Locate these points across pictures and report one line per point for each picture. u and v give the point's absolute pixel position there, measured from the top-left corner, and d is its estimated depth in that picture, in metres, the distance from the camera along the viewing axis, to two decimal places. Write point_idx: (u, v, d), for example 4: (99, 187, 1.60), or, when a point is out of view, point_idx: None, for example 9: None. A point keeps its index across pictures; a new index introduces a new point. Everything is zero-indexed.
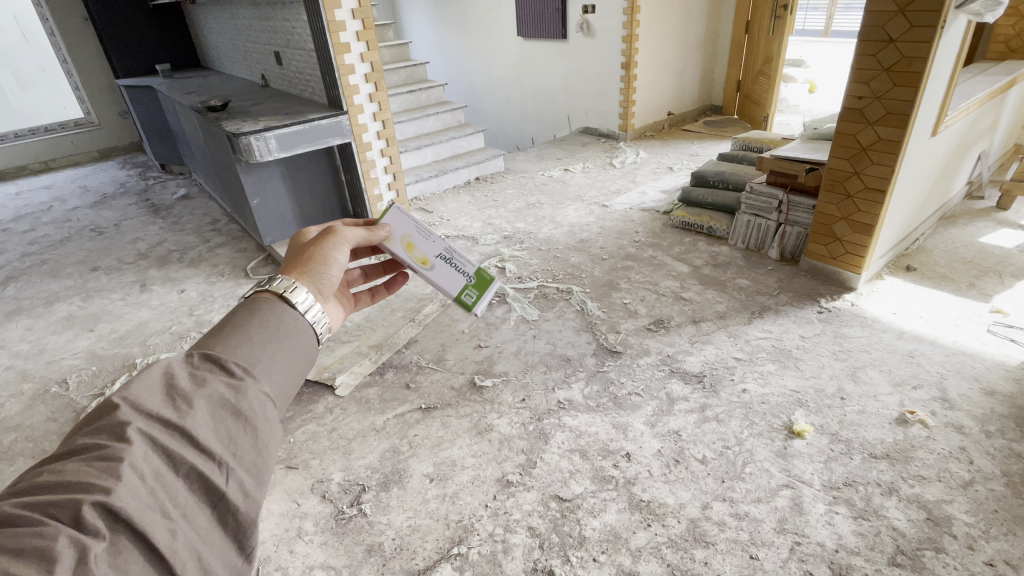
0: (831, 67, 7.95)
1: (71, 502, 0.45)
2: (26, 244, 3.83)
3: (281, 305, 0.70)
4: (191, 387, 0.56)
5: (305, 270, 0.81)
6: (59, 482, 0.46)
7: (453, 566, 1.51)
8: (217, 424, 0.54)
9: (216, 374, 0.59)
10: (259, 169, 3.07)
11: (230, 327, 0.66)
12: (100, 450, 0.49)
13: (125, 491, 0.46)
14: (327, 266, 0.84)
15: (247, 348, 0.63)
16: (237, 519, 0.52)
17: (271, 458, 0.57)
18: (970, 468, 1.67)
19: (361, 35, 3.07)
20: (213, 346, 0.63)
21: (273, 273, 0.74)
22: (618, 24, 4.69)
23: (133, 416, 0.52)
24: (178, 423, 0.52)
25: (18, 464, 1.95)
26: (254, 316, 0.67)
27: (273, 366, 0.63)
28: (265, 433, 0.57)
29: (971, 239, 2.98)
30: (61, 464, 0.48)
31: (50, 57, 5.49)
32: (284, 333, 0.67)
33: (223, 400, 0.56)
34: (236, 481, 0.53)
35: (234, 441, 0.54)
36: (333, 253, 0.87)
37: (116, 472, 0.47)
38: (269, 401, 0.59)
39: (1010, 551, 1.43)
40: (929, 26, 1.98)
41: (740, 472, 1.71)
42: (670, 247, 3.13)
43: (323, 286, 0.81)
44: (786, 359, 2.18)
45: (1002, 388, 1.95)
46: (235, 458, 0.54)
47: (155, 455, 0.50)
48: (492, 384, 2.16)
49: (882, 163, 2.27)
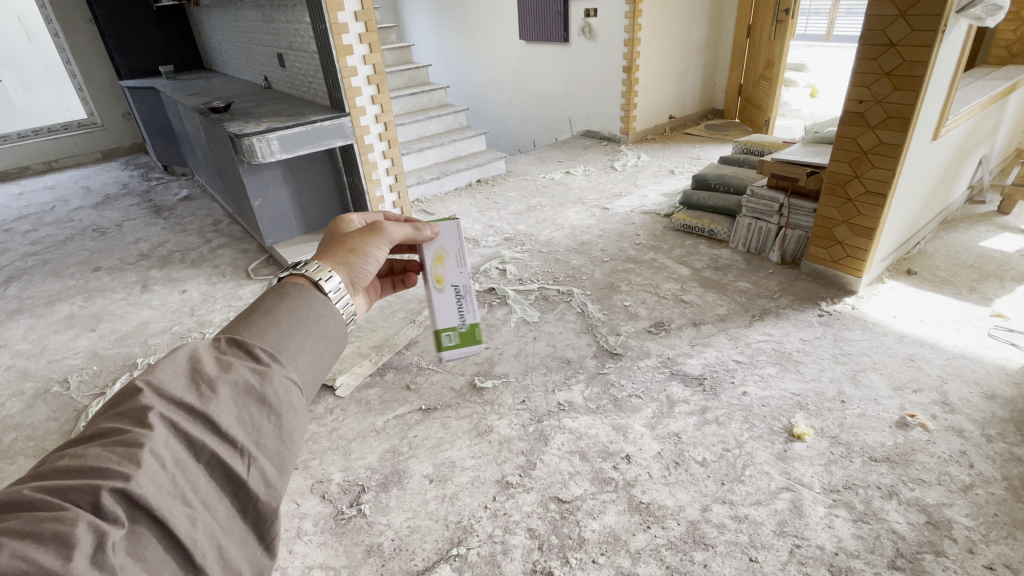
0: (832, 72, 7.96)
1: (90, 488, 0.45)
2: (28, 244, 3.84)
3: (309, 292, 0.71)
4: (215, 372, 0.56)
5: (344, 261, 0.83)
6: (80, 466, 0.46)
7: (452, 566, 1.51)
8: (241, 411, 0.54)
9: (242, 360, 0.59)
10: (262, 170, 3.09)
11: (257, 313, 0.66)
12: (121, 435, 0.49)
13: (146, 478, 0.46)
14: (365, 261, 0.86)
15: (274, 335, 0.63)
16: (257, 508, 0.52)
17: (294, 446, 0.57)
18: (970, 472, 1.66)
19: (364, 37, 3.08)
20: (240, 331, 0.63)
21: (310, 259, 0.76)
22: (619, 28, 4.70)
23: (155, 401, 0.52)
24: (201, 409, 0.53)
25: (18, 463, 1.95)
26: (280, 303, 0.68)
27: (300, 353, 0.63)
28: (289, 421, 0.57)
29: (972, 243, 2.98)
30: (81, 449, 0.48)
31: (55, 58, 5.53)
32: (312, 320, 0.67)
33: (248, 386, 0.56)
34: (257, 469, 0.53)
35: (257, 430, 0.55)
36: (373, 250, 0.89)
37: (137, 458, 0.47)
38: (294, 388, 0.59)
39: (1010, 555, 1.43)
40: (928, 30, 1.99)
41: (740, 475, 1.71)
42: (671, 250, 3.13)
43: (356, 279, 0.84)
44: (786, 362, 2.18)
45: (1003, 391, 1.95)
46: (258, 447, 0.54)
47: (176, 442, 0.50)
48: (493, 385, 2.16)
49: (883, 167, 2.27)
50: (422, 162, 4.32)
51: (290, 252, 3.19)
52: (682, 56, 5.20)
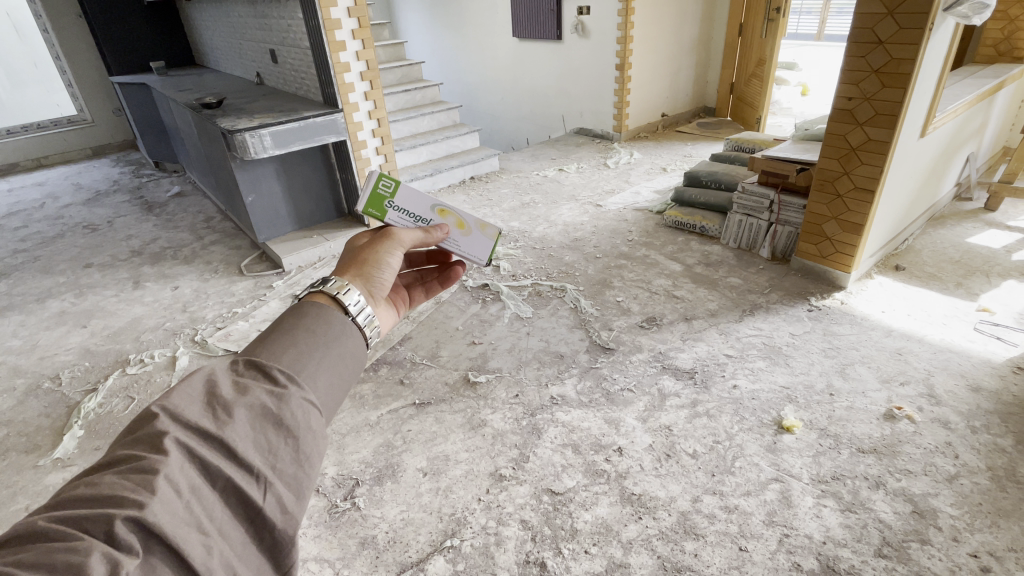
0: (823, 70, 8.06)
1: (105, 517, 0.45)
2: (18, 240, 3.81)
3: (329, 311, 0.72)
4: (232, 396, 0.57)
5: (360, 274, 0.84)
6: (95, 495, 0.47)
7: (446, 558, 1.52)
8: (257, 435, 0.55)
9: (260, 383, 0.60)
10: (255, 167, 3.07)
11: (276, 334, 0.67)
12: (136, 462, 0.50)
13: (159, 505, 0.47)
14: (380, 270, 0.87)
15: (292, 355, 0.64)
16: (273, 536, 0.53)
17: (311, 471, 0.57)
18: (956, 462, 1.69)
19: (357, 33, 3.06)
20: (258, 353, 0.64)
21: (327, 275, 0.77)
22: (612, 25, 4.72)
23: (171, 426, 0.53)
24: (217, 434, 0.54)
25: (8, 459, 1.94)
26: (300, 323, 0.69)
27: (318, 373, 0.65)
28: (307, 444, 0.58)
29: (959, 239, 3.03)
30: (97, 477, 0.49)
31: (43, 53, 5.48)
32: (330, 339, 0.69)
33: (265, 409, 0.57)
34: (274, 495, 0.54)
35: (274, 454, 0.55)
36: (387, 259, 0.90)
37: (151, 486, 0.48)
38: (311, 409, 0.61)
39: (994, 543, 1.46)
40: (916, 28, 2.01)
41: (729, 466, 1.73)
42: (663, 246, 3.16)
43: (375, 291, 0.84)
44: (776, 355, 2.21)
45: (988, 384, 1.99)
46: (274, 472, 0.55)
47: (191, 468, 0.51)
48: (486, 380, 2.18)
49: (872, 165, 2.30)
50: (415, 158, 4.31)
51: (284, 248, 3.18)
52: (675, 54, 5.22)
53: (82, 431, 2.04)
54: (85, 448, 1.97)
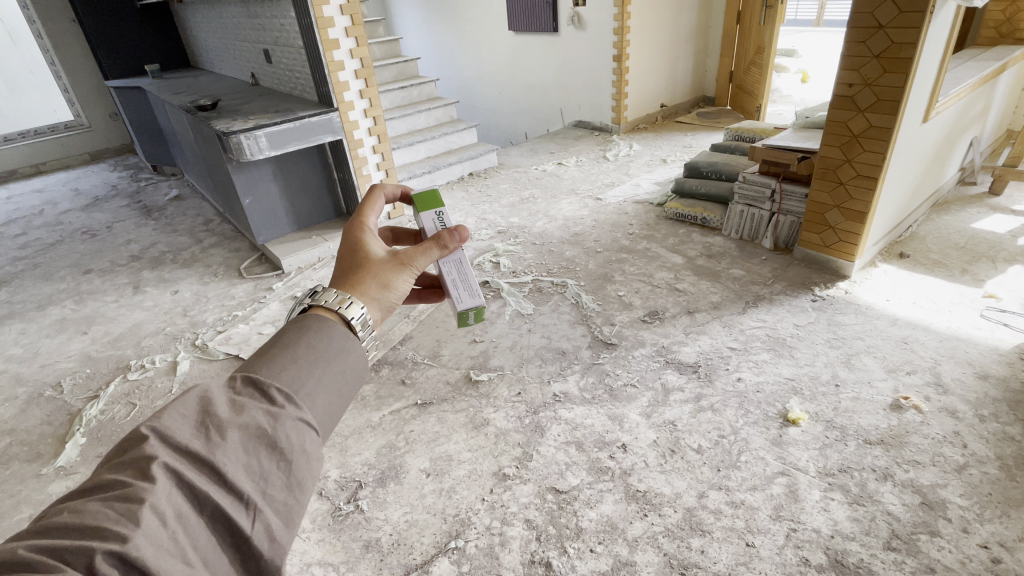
0: (822, 57, 8.01)
1: (87, 550, 0.43)
2: (17, 248, 3.81)
3: (330, 326, 0.70)
4: (226, 416, 0.56)
5: (371, 295, 0.79)
6: (77, 525, 0.46)
7: (450, 560, 1.51)
8: (249, 458, 0.54)
9: (257, 402, 0.59)
10: (251, 169, 3.05)
11: (276, 348, 0.66)
12: (123, 489, 0.48)
13: (143, 539, 0.45)
14: (390, 292, 0.83)
15: (290, 371, 0.63)
16: (259, 564, 0.51)
17: (302, 498, 0.56)
18: (964, 452, 1.67)
19: (350, 31, 3.02)
20: (256, 369, 0.63)
21: (322, 289, 0.75)
22: (608, 17, 4.67)
23: (160, 449, 0.52)
24: (208, 457, 0.52)
25: (11, 469, 1.93)
26: (300, 337, 0.67)
27: (318, 391, 0.64)
28: (301, 469, 0.57)
29: (964, 225, 2.99)
30: (81, 503, 0.48)
31: (38, 59, 5.46)
32: (331, 355, 0.67)
33: (260, 431, 0.56)
34: (263, 523, 0.52)
35: (265, 479, 0.54)
36: (398, 281, 0.84)
37: (136, 517, 0.46)
38: (307, 430, 0.59)
39: (1005, 534, 1.44)
40: (917, 11, 1.97)
41: (735, 461, 1.71)
42: (664, 239, 3.13)
43: (383, 314, 0.80)
44: (781, 347, 2.19)
45: (996, 371, 1.96)
46: (265, 499, 0.53)
47: (179, 494, 0.50)
48: (488, 378, 2.16)
49: (874, 151, 2.26)
50: (413, 155, 4.29)
51: (282, 249, 3.17)
52: (673, 44, 5.17)
53: (85, 439, 2.04)
54: (87, 456, 1.97)
